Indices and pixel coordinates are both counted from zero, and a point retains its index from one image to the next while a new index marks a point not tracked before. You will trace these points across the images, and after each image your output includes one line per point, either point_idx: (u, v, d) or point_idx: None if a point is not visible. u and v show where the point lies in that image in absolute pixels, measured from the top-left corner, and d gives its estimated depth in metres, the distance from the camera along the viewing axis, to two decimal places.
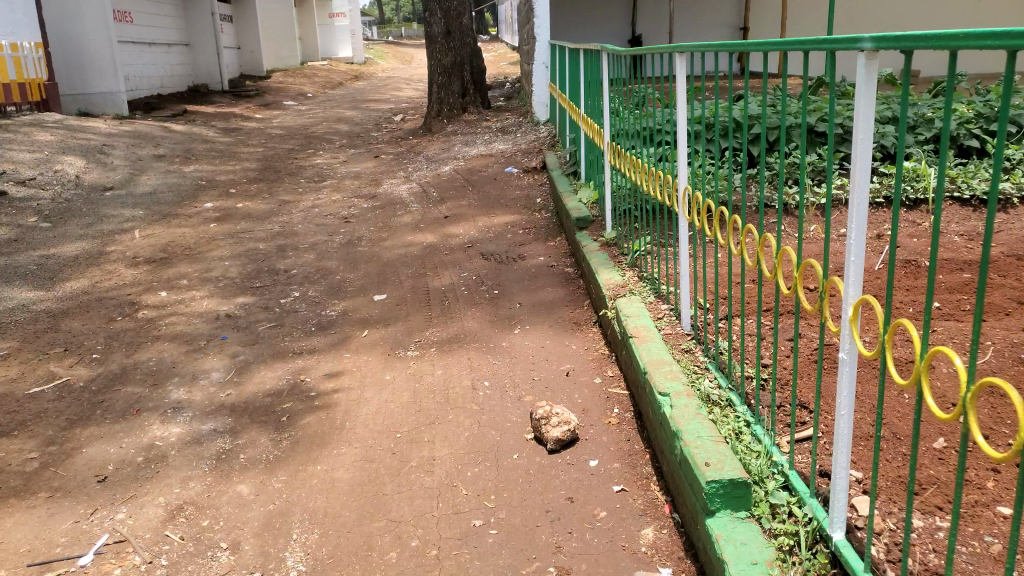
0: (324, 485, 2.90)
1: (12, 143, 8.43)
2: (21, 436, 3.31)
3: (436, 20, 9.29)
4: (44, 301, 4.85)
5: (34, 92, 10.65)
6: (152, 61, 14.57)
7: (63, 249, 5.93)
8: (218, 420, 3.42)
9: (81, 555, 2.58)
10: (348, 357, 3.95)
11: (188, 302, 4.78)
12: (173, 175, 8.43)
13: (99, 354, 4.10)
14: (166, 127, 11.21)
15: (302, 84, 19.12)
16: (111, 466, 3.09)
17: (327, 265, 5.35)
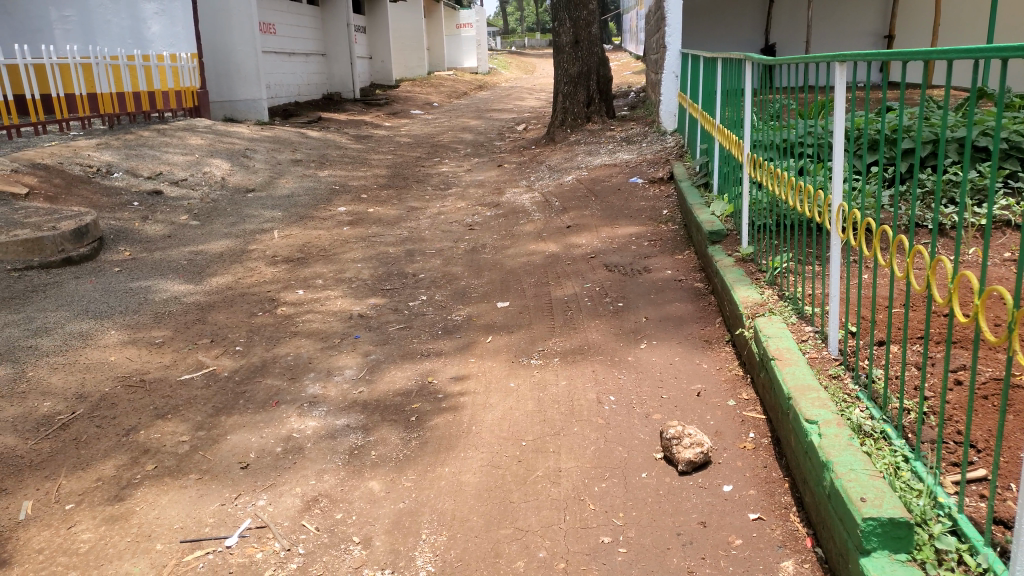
0: (452, 487, 2.94)
1: (167, 146, 9.10)
2: (174, 420, 3.55)
3: (564, 29, 9.35)
4: (194, 294, 5.18)
5: (188, 99, 11.44)
6: (291, 71, 15.41)
7: (210, 246, 6.33)
8: (351, 417, 3.54)
9: (227, 537, 2.73)
10: (474, 362, 4.00)
11: (322, 301, 4.99)
12: (308, 179, 8.85)
13: (242, 347, 4.33)
14: (303, 133, 11.80)
15: (428, 93, 19.68)
16: (253, 454, 3.25)
17: (452, 271, 5.45)
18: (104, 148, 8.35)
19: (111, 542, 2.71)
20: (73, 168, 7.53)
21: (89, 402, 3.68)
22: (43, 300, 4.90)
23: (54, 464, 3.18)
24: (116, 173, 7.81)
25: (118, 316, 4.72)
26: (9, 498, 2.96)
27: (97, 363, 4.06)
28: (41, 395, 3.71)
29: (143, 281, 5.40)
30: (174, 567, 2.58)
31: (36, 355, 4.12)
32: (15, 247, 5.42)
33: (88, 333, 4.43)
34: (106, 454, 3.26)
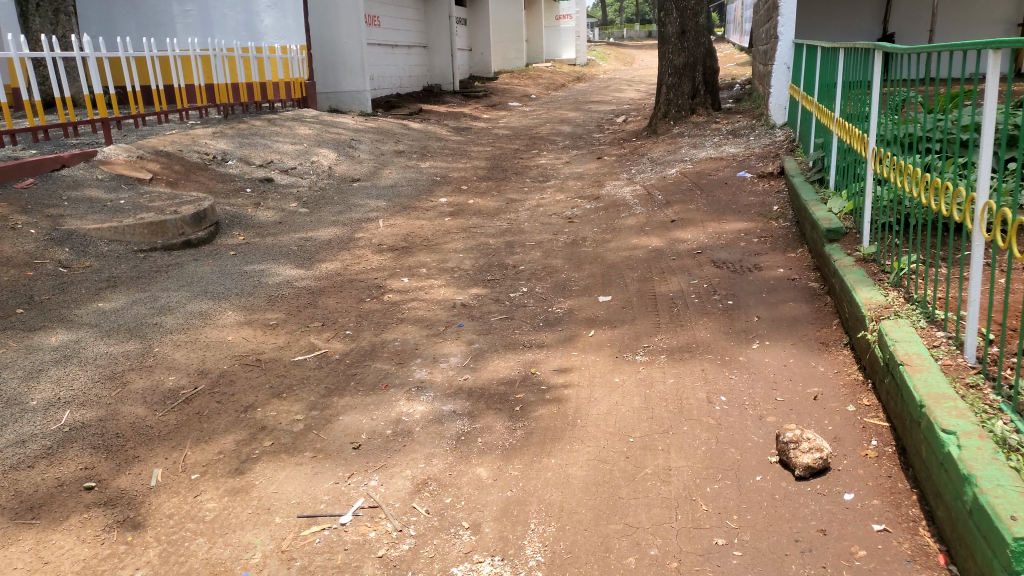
0: (560, 479, 2.94)
1: (277, 135, 9.45)
2: (288, 399, 3.69)
3: (671, 20, 9.18)
4: (305, 279, 5.37)
5: (297, 90, 11.87)
6: (394, 63, 15.76)
7: (319, 234, 6.54)
8: (457, 403, 3.59)
9: (342, 514, 2.81)
10: (577, 355, 3.98)
11: (427, 290, 5.09)
12: (411, 170, 9.03)
13: (352, 331, 4.46)
14: (405, 124, 12.05)
15: (527, 85, 19.75)
16: (364, 435, 3.34)
17: (553, 263, 5.45)
18: (220, 136, 8.75)
19: (234, 512, 2.85)
20: (192, 155, 7.92)
21: (210, 378, 3.87)
22: (167, 280, 5.19)
23: (180, 435, 3.36)
24: (231, 161, 8.17)
25: (235, 298, 4.94)
26: (142, 464, 3.15)
27: (216, 342, 4.26)
28: (167, 369, 3.93)
29: (256, 265, 5.63)
30: (292, 541, 2.68)
31: (162, 331, 4.37)
32: (141, 230, 5.77)
33: (208, 312, 4.66)
34: (227, 429, 3.42)
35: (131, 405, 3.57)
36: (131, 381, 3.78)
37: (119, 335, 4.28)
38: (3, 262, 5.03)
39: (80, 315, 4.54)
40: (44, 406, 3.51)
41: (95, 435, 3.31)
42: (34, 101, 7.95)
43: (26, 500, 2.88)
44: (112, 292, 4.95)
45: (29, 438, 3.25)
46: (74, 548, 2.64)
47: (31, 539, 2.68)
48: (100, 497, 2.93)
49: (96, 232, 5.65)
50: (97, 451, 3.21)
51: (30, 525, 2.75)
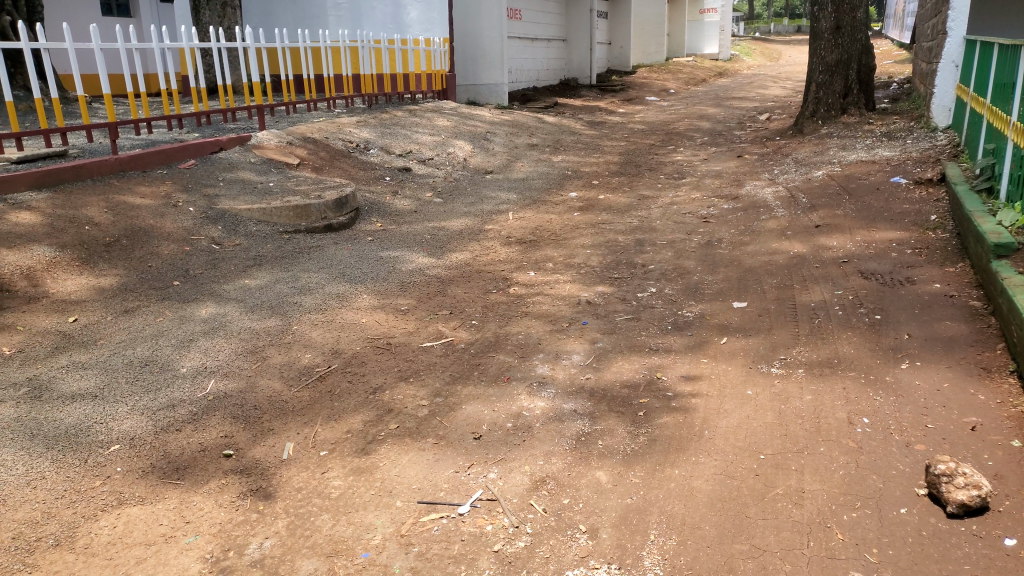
0: (683, 491, 2.83)
1: (417, 126, 9.71)
2: (415, 383, 3.76)
3: (826, 14, 8.71)
4: (436, 268, 5.47)
5: (438, 82, 12.13)
6: (532, 56, 15.84)
7: (451, 224, 6.66)
8: (579, 402, 3.53)
9: (460, 504, 2.83)
10: (706, 363, 3.82)
11: (553, 285, 5.06)
12: (543, 164, 9.04)
13: (478, 322, 4.50)
14: (540, 118, 12.08)
15: (666, 80, 19.36)
16: (485, 426, 3.35)
17: (685, 264, 5.27)
18: (363, 125, 9.07)
19: (358, 492, 2.92)
20: (337, 143, 8.27)
21: (342, 358, 4.01)
22: (308, 262, 5.44)
23: (313, 411, 3.50)
24: (372, 149, 8.46)
25: (370, 282, 5.09)
26: (276, 437, 3.30)
27: (350, 324, 4.42)
28: (304, 346, 4.10)
29: (391, 251, 5.79)
30: (411, 526, 2.72)
31: (301, 310, 4.57)
32: (287, 212, 6.05)
33: (344, 295, 4.84)
34: (356, 409, 3.52)
35: (269, 379, 3.75)
36: (270, 356, 3.98)
37: (262, 312, 4.52)
38: (165, 237, 5.43)
39: (227, 290, 4.83)
40: (193, 374, 3.76)
41: (235, 405, 3.50)
42: (200, 89, 8.56)
43: (173, 460, 3.08)
44: (258, 270, 5.24)
45: (179, 404, 3.49)
46: (212, 511, 2.80)
47: (175, 498, 2.86)
48: (237, 465, 3.09)
49: (247, 213, 6.00)
50: (236, 421, 3.39)
51: (175, 484, 2.94)
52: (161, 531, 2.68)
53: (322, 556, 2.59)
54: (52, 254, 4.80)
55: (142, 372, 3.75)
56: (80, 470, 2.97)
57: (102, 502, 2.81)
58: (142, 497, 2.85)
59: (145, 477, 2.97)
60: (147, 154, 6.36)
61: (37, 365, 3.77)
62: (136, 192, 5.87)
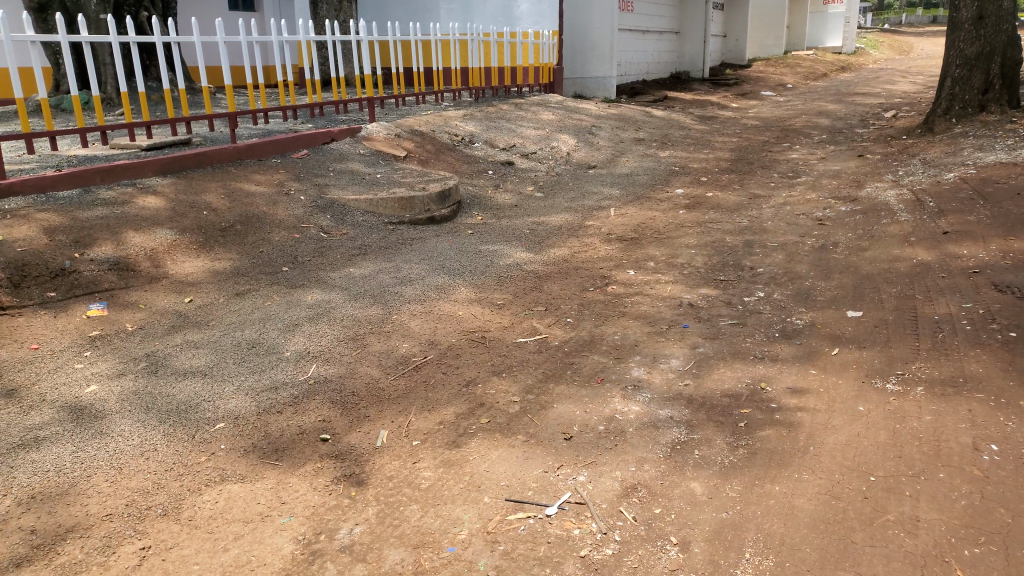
0: (783, 509, 2.67)
1: (523, 119, 9.71)
2: (507, 378, 3.74)
3: (967, 4, 8.12)
4: (534, 263, 5.44)
5: (545, 75, 12.14)
6: (643, 49, 15.57)
7: (552, 219, 6.61)
8: (675, 409, 3.41)
9: (548, 505, 2.77)
10: (815, 375, 3.62)
11: (654, 285, 4.93)
12: (649, 159, 8.85)
13: (573, 319, 4.44)
14: (649, 112, 11.84)
15: (784, 74, 18.60)
16: (576, 427, 3.29)
17: (796, 269, 5.02)
18: (469, 119, 9.15)
19: (447, 485, 2.92)
20: (443, 136, 8.37)
21: (438, 349, 4.04)
22: (410, 253, 5.52)
23: (407, 400, 3.54)
24: (477, 143, 8.52)
25: (468, 275, 5.11)
26: (371, 424, 3.35)
27: (447, 315, 4.45)
28: (402, 336, 4.16)
29: (490, 245, 5.81)
30: (498, 523, 2.69)
31: (401, 300, 4.64)
32: (393, 204, 6.16)
33: (443, 287, 4.88)
34: (449, 401, 3.53)
35: (368, 366, 3.82)
36: (369, 344, 4.05)
37: (364, 300, 4.61)
38: (276, 224, 5.63)
39: (333, 278, 4.97)
40: (295, 358, 3.87)
41: (334, 390, 3.58)
42: (316, 80, 8.88)
43: (274, 441, 3.18)
44: (362, 259, 5.36)
45: (281, 386, 3.60)
46: (307, 494, 2.87)
47: (273, 479, 2.95)
48: (333, 450, 3.15)
49: (355, 203, 6.15)
50: (335, 406, 3.47)
51: (274, 465, 3.03)
52: (258, 509, 2.76)
53: (409, 547, 2.59)
54: (173, 238, 5.06)
55: (249, 353, 3.90)
56: (188, 445, 3.11)
57: (206, 477, 2.92)
58: (242, 474, 2.96)
59: (247, 455, 3.08)
60: (264, 144, 6.62)
61: (156, 342, 3.99)
62: (252, 180, 6.13)
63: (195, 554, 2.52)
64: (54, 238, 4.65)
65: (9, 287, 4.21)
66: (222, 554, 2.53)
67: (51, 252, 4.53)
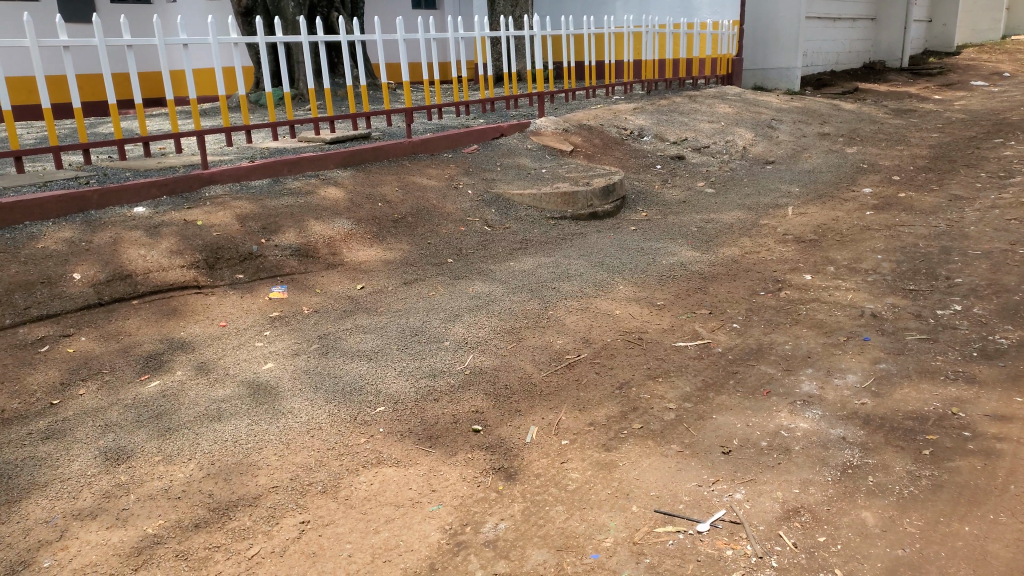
0: (973, 553, 2.36)
1: (696, 112, 9.37)
2: (664, 383, 3.60)
3: None
4: (700, 262, 5.21)
5: (723, 67, 11.69)
6: (834, 37, 14.56)
7: (722, 216, 6.32)
8: (849, 429, 3.12)
9: (700, 521, 2.62)
10: (1020, 403, 3.17)
11: (832, 291, 4.56)
12: (834, 155, 8.24)
13: (739, 325, 4.20)
14: (837, 104, 11.04)
15: (1000, 61, 16.70)
16: (735, 441, 3.09)
17: (1003, 280, 4.45)
18: (640, 112, 8.96)
19: (594, 489, 2.84)
20: (612, 130, 8.25)
21: (594, 348, 3.96)
22: (571, 248, 5.48)
23: (560, 398, 3.49)
24: (647, 137, 8.31)
25: (630, 273, 4.99)
26: (522, 419, 3.34)
27: (605, 314, 4.35)
28: (558, 332, 4.12)
29: (655, 242, 5.64)
30: (645, 534, 2.57)
31: (559, 295, 4.61)
32: (556, 198, 6.15)
33: (603, 283, 4.79)
34: (601, 402, 3.45)
35: (522, 361, 3.81)
36: (525, 338, 4.05)
37: (523, 294, 4.62)
38: (444, 217, 5.79)
39: (494, 271, 5.03)
40: (453, 347, 3.95)
41: (489, 382, 3.61)
42: (489, 76, 9.07)
43: (428, 428, 3.25)
44: (524, 253, 5.38)
45: (439, 374, 3.68)
46: (456, 484, 2.90)
47: (426, 465, 3.01)
48: (484, 441, 3.17)
49: (519, 198, 6.20)
50: (488, 397, 3.49)
51: (427, 452, 3.09)
52: (409, 495, 2.83)
53: (553, 549, 2.54)
54: (349, 227, 5.34)
55: (411, 340, 4.02)
56: (350, 425, 3.25)
57: (364, 459, 3.04)
58: (398, 458, 3.04)
59: (403, 440, 3.16)
60: (437, 139, 6.86)
61: (328, 325, 4.22)
62: (424, 173, 6.36)
63: (348, 533, 2.62)
64: (246, 225, 5.05)
65: (205, 267, 4.64)
66: (373, 535, 2.61)
67: (242, 237, 4.93)
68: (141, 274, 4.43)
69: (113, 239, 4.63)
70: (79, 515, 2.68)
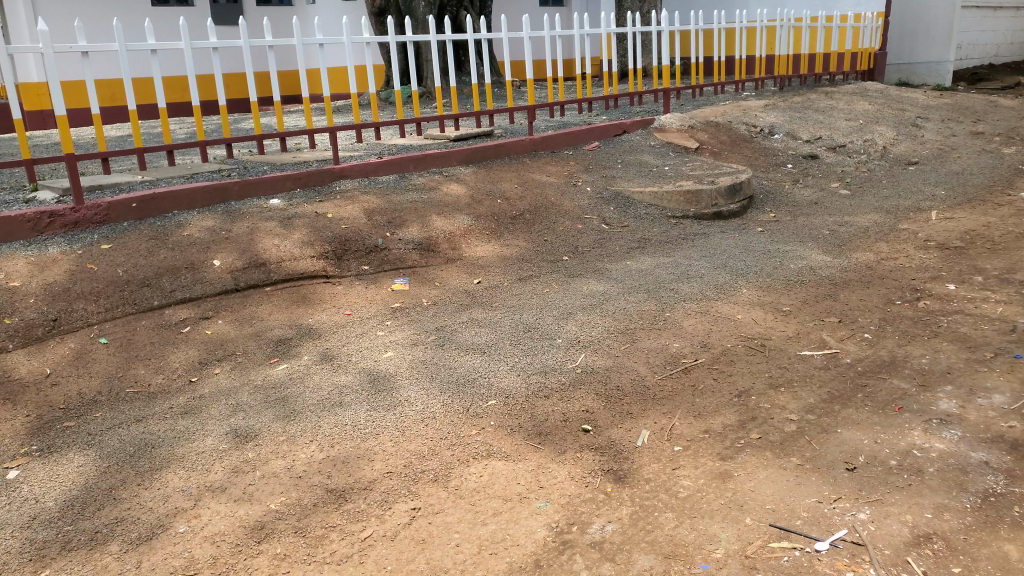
0: None
1: (833, 109, 8.90)
2: (786, 394, 3.44)
3: None
4: (830, 268, 4.94)
5: (864, 62, 11.06)
6: (994, 28, 13.45)
7: (856, 219, 5.97)
8: (992, 454, 2.87)
9: (819, 540, 2.48)
10: None
11: (979, 303, 4.21)
12: (987, 156, 7.61)
13: (871, 335, 3.95)
14: (994, 101, 10.18)
15: None
16: (861, 458, 2.91)
17: None
18: (771, 109, 8.61)
19: (706, 498, 2.75)
20: (740, 127, 7.97)
21: (711, 353, 3.84)
22: (692, 249, 5.34)
23: (673, 403, 3.41)
24: (778, 134, 7.97)
25: (753, 276, 4.81)
26: (634, 422, 3.28)
27: (725, 318, 4.21)
28: (675, 335, 4.02)
29: (782, 244, 5.41)
30: (758, 548, 2.47)
31: (677, 297, 4.50)
32: (678, 197, 6.01)
33: (724, 287, 4.64)
34: (718, 410, 3.34)
35: (636, 363, 3.75)
36: (640, 339, 3.98)
37: (639, 294, 4.55)
38: (562, 214, 5.79)
39: (611, 269, 4.98)
40: (566, 346, 3.94)
41: (600, 382, 3.58)
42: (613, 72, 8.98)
43: (538, 424, 3.26)
44: (641, 252, 5.30)
45: (551, 371, 3.68)
46: (564, 482, 2.89)
47: (535, 461, 3.01)
48: (593, 442, 3.14)
49: (640, 196, 6.11)
50: (599, 398, 3.46)
51: (536, 448, 3.10)
52: (517, 490, 2.84)
53: (660, 555, 2.48)
54: (469, 223, 5.44)
55: (524, 336, 4.05)
56: (463, 417, 3.31)
57: (474, 450, 3.08)
58: (507, 453, 3.07)
59: (513, 435, 3.19)
60: (558, 136, 6.87)
61: (445, 317, 4.32)
62: (544, 170, 6.38)
63: (457, 523, 2.67)
64: (372, 219, 5.24)
65: (333, 258, 4.85)
66: (480, 527, 2.64)
67: (368, 230, 5.12)
68: (275, 263, 4.68)
69: (250, 229, 4.93)
70: (211, 486, 2.87)
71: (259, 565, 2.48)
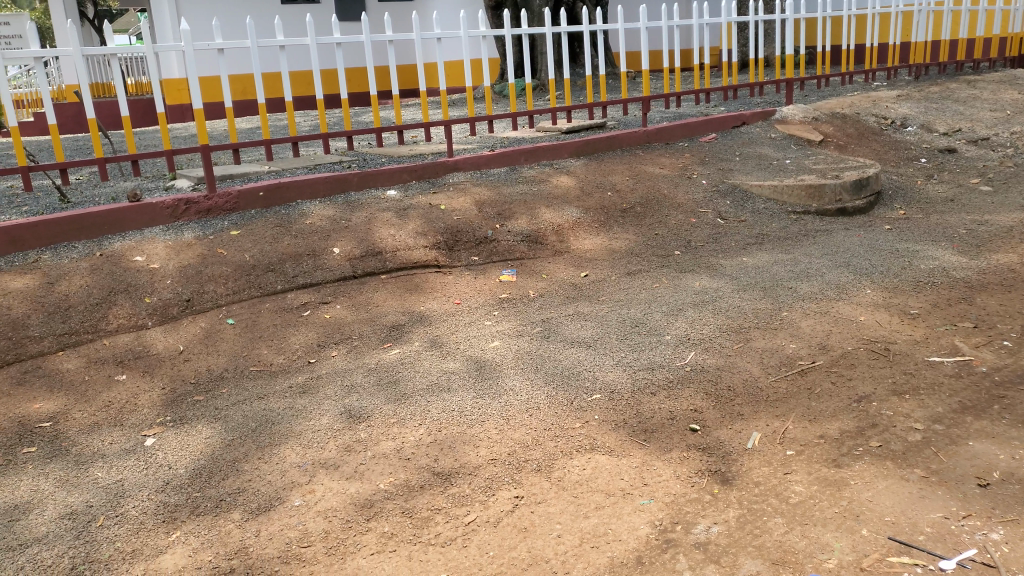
0: None
1: (976, 99, 8.28)
2: (911, 401, 3.24)
3: None
4: (966, 269, 4.60)
5: (1014, 47, 10.23)
6: None
7: (998, 218, 5.54)
8: None
9: (943, 558, 2.33)
10: None
11: None
12: None
13: (1011, 343, 3.66)
14: None
15: None
16: (996, 474, 2.71)
17: None
18: (905, 99, 8.10)
19: (819, 505, 2.63)
20: (869, 119, 7.53)
21: (829, 355, 3.66)
22: (812, 246, 5.11)
23: (788, 406, 3.28)
24: (911, 127, 7.49)
25: (878, 276, 4.55)
26: (744, 424, 3.18)
27: (847, 319, 4.00)
28: (791, 335, 3.86)
29: (911, 243, 5.09)
30: (875, 562, 2.34)
31: (795, 296, 4.31)
32: (799, 191, 5.75)
33: (845, 287, 4.41)
34: (835, 415, 3.19)
35: (748, 363, 3.62)
36: (753, 339, 3.84)
37: (753, 292, 4.40)
38: (675, 207, 5.67)
39: (724, 266, 4.84)
40: (675, 343, 3.86)
41: (710, 381, 3.48)
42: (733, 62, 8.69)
43: (643, 421, 3.21)
44: (757, 249, 5.11)
45: (658, 367, 3.62)
46: (669, 481, 2.84)
47: (639, 458, 2.98)
48: (700, 442, 3.07)
49: (758, 189, 5.89)
50: (708, 398, 3.37)
51: (641, 444, 3.06)
52: (621, 485, 2.81)
53: (768, 561, 2.40)
54: (578, 216, 5.42)
55: (632, 332, 3.99)
56: (566, 409, 3.31)
57: (578, 443, 3.08)
58: (611, 448, 3.04)
59: (618, 430, 3.16)
60: (672, 128, 6.73)
61: (551, 310, 4.32)
62: (657, 163, 6.27)
63: (559, 514, 2.67)
64: (483, 210, 5.32)
65: (445, 249, 4.96)
66: (583, 520, 2.64)
67: (479, 222, 5.19)
68: (390, 252, 4.83)
69: (367, 219, 5.10)
70: (325, 464, 3.01)
71: (368, 541, 2.57)
